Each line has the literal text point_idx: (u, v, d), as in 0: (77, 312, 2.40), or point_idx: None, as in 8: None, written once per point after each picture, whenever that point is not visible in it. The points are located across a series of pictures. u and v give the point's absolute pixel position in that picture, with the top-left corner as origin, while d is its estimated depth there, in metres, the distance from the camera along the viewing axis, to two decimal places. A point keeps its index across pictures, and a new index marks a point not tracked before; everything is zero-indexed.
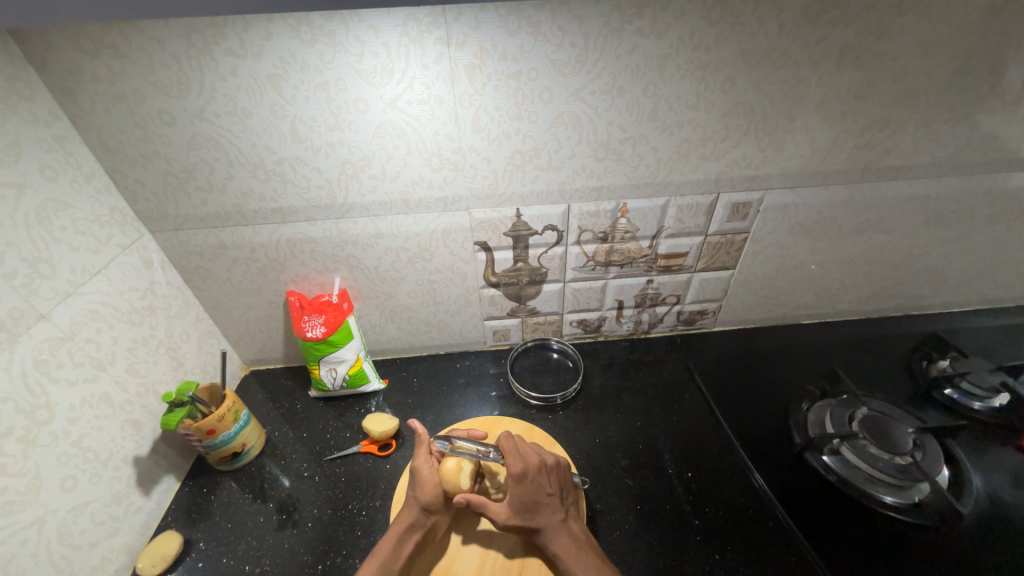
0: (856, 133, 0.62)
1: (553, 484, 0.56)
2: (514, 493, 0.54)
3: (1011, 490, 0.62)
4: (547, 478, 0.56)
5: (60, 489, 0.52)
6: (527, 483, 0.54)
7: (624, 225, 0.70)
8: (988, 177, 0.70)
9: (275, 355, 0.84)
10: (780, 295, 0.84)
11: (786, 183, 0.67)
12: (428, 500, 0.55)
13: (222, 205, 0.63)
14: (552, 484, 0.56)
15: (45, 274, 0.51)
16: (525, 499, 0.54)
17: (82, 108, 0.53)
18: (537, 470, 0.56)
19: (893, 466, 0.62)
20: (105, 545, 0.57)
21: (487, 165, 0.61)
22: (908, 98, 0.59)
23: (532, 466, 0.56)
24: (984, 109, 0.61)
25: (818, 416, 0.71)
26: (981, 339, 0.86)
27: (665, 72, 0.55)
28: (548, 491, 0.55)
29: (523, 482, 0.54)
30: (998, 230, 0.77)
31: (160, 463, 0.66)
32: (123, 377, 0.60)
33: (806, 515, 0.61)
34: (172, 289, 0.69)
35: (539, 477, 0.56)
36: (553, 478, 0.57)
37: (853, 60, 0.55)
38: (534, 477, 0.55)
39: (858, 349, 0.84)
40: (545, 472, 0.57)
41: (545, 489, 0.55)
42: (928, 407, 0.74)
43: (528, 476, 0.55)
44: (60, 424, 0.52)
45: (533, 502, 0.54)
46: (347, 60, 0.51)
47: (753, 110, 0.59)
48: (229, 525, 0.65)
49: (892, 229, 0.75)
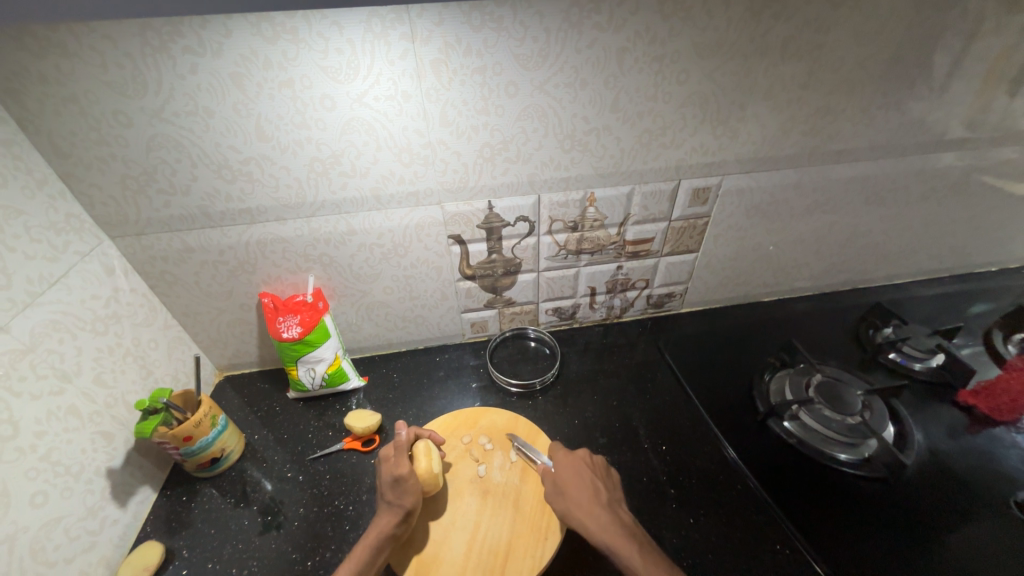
0: (801, 121, 0.67)
1: (601, 479, 0.59)
2: (564, 471, 0.59)
3: (947, 441, 0.69)
4: (594, 474, 0.59)
5: (31, 505, 0.50)
6: (575, 462, 0.60)
7: (593, 213, 0.72)
8: (919, 158, 0.76)
9: (249, 359, 0.83)
10: (741, 275, 0.89)
11: (741, 168, 0.71)
12: (412, 509, 0.55)
13: (187, 208, 0.61)
14: (600, 478, 0.59)
15: (0, 284, 0.49)
16: (572, 479, 0.58)
17: (30, 111, 0.51)
18: (585, 457, 0.62)
19: (845, 426, 0.67)
20: (82, 559, 0.56)
21: (457, 159, 0.63)
22: (845, 87, 0.64)
23: (582, 454, 0.62)
24: (912, 95, 0.67)
25: (778, 385, 0.76)
26: (921, 307, 0.94)
27: (624, 64, 0.57)
28: (598, 481, 0.58)
29: (572, 459, 0.61)
30: (930, 206, 0.84)
31: (135, 474, 0.65)
32: (91, 388, 0.58)
33: (771, 477, 0.65)
34: (137, 296, 0.67)
35: (587, 464, 0.61)
36: (600, 475, 0.60)
37: (795, 51, 0.59)
38: (581, 461, 0.61)
39: (813, 322, 0.90)
40: (593, 464, 0.61)
41: (594, 478, 0.58)
42: (875, 371, 0.80)
43: (578, 456, 0.61)
44: (27, 438, 0.50)
45: (580, 485, 0.58)
46: (311, 57, 0.51)
47: (707, 100, 0.62)
48: (212, 531, 0.64)
49: (837, 210, 0.81)
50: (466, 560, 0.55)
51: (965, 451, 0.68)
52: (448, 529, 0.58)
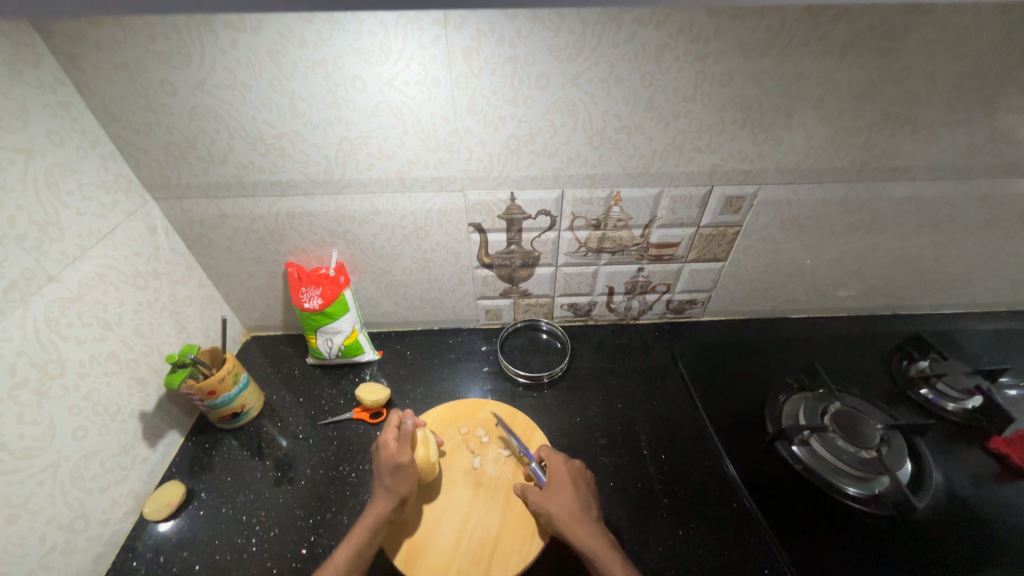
0: (854, 133, 0.62)
1: (592, 494, 0.60)
2: (558, 479, 0.60)
3: (968, 487, 0.65)
4: (587, 488, 0.60)
5: (72, 438, 0.56)
6: (572, 472, 0.61)
7: (617, 213, 0.71)
8: (986, 182, 0.69)
9: (275, 322, 0.88)
10: (770, 288, 0.85)
11: (781, 178, 0.67)
12: (407, 496, 0.58)
13: (223, 176, 0.64)
14: (591, 494, 0.60)
15: (54, 238, 0.54)
16: (567, 488, 0.59)
17: (86, 75, 0.54)
18: (580, 470, 0.62)
19: (857, 459, 0.65)
20: (115, 489, 0.62)
21: (482, 148, 0.62)
22: (909, 99, 0.59)
23: (578, 466, 0.63)
24: (986, 113, 0.60)
25: (793, 408, 0.73)
26: (967, 341, 0.87)
27: (663, 62, 0.55)
28: (589, 497, 0.59)
29: (570, 468, 0.61)
30: (993, 235, 0.77)
31: (165, 419, 0.71)
32: (129, 337, 0.64)
33: (770, 500, 0.64)
34: (175, 255, 0.71)
35: (581, 478, 0.61)
36: (591, 490, 0.61)
37: (855, 57, 0.54)
38: (576, 474, 0.61)
39: (843, 345, 0.85)
40: (585, 478, 0.62)
41: (587, 493, 0.59)
42: (902, 404, 0.75)
43: (575, 467, 0.62)
44: (71, 378, 0.56)
45: (575, 495, 0.58)
46: (345, 38, 0.51)
47: (751, 104, 0.59)
48: (228, 478, 0.70)
49: (885, 230, 0.76)
50: (454, 549, 0.58)
51: (986, 500, 0.64)
52: (439, 517, 0.61)
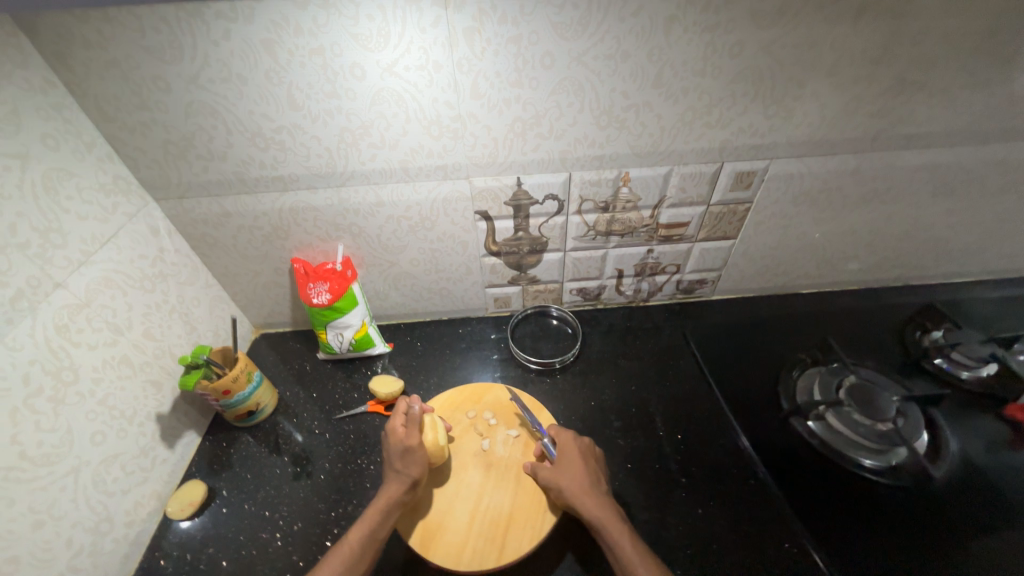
0: (868, 101, 0.60)
1: (600, 467, 0.60)
2: (566, 454, 0.60)
3: (984, 455, 0.65)
4: (596, 462, 0.61)
5: (91, 443, 0.56)
6: (580, 446, 0.61)
7: (626, 194, 0.69)
8: (1002, 146, 0.68)
9: (283, 319, 0.87)
10: (781, 264, 0.84)
11: (793, 151, 0.66)
12: (419, 478, 0.58)
13: (223, 173, 0.63)
14: (600, 467, 0.60)
15: (57, 244, 0.53)
16: (574, 461, 0.59)
17: (77, 75, 0.52)
18: (589, 444, 0.62)
19: (874, 432, 0.65)
20: (137, 491, 0.63)
21: (487, 133, 0.61)
22: (925, 63, 0.57)
23: (586, 441, 0.63)
24: (1004, 74, 0.59)
25: (806, 383, 0.73)
26: (980, 309, 0.86)
27: (671, 35, 0.53)
28: (597, 469, 0.59)
29: (577, 443, 0.62)
30: (1007, 200, 0.76)
31: (182, 420, 0.71)
32: (140, 341, 0.63)
33: (787, 475, 0.64)
34: (180, 256, 0.70)
35: (589, 452, 0.61)
36: (600, 463, 0.61)
37: (870, 20, 0.52)
38: (585, 448, 0.61)
39: (855, 318, 0.85)
40: (594, 453, 0.62)
41: (595, 465, 0.60)
42: (916, 375, 0.75)
43: (583, 441, 0.62)
44: (85, 384, 0.55)
45: (582, 468, 0.59)
46: (341, 24, 0.49)
47: (762, 76, 0.57)
48: (248, 475, 0.70)
49: (898, 200, 0.74)
50: (469, 529, 0.58)
51: (1003, 467, 0.64)
52: (451, 499, 0.61)
